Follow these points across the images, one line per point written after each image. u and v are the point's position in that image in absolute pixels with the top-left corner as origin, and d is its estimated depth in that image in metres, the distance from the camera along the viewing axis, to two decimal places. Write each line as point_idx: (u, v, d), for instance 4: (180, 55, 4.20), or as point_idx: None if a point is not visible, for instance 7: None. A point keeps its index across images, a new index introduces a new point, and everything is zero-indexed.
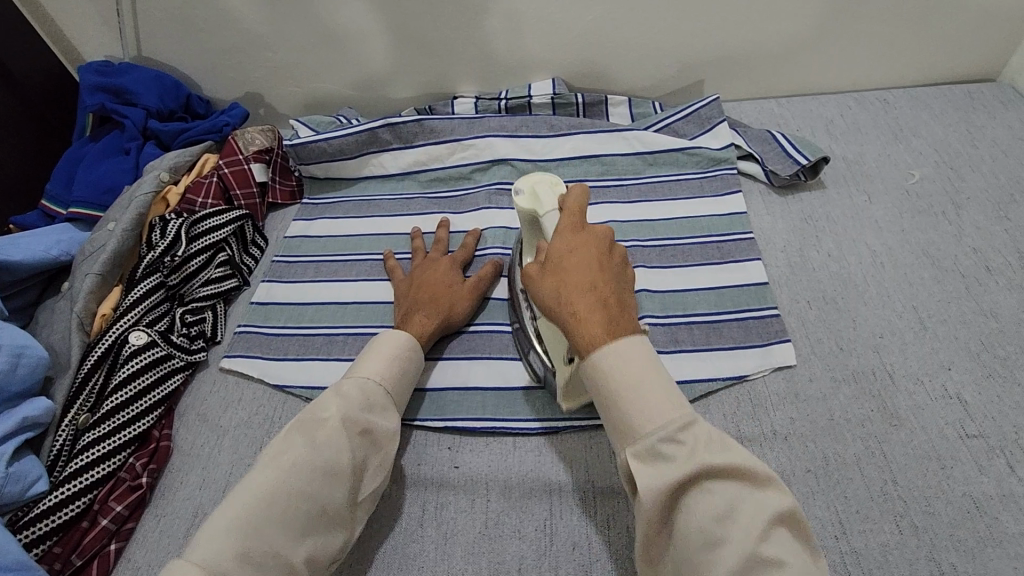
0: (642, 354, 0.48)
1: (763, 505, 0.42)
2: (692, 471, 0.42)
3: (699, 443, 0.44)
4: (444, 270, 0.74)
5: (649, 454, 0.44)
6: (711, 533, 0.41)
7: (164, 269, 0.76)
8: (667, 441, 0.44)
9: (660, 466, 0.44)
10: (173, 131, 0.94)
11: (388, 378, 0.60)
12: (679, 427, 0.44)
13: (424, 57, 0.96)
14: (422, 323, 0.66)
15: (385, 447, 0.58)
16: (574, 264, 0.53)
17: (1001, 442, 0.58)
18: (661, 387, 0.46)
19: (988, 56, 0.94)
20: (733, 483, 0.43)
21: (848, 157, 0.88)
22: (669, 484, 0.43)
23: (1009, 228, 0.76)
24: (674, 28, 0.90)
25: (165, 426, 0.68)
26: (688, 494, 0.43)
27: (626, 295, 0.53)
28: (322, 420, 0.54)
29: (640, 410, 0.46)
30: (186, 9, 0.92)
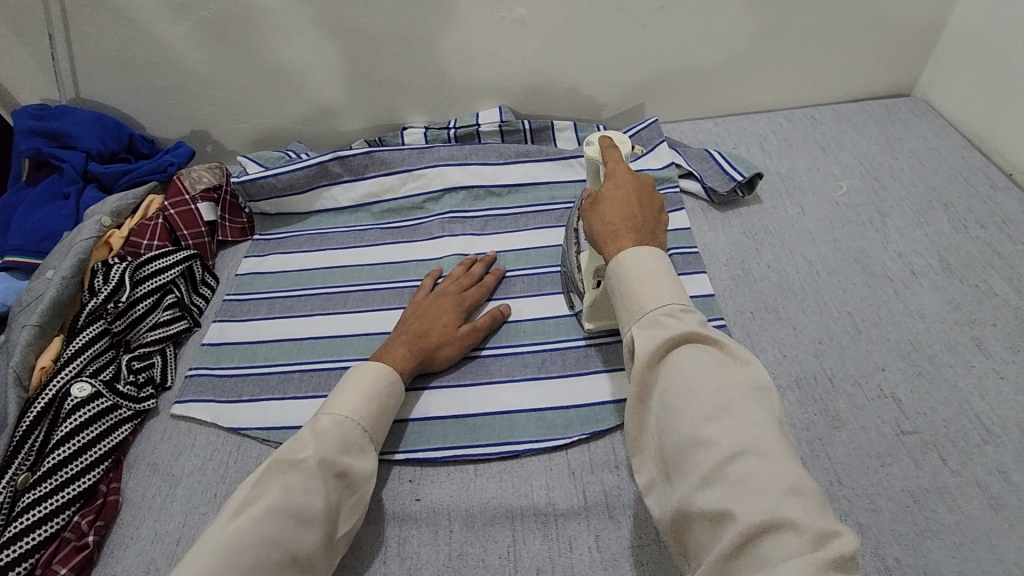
0: (654, 267, 0.49)
1: (741, 377, 0.45)
2: (680, 334, 0.46)
3: (693, 321, 0.47)
4: (446, 305, 0.73)
5: (650, 324, 0.48)
6: (688, 386, 0.44)
7: (109, 315, 0.74)
8: (669, 316, 0.47)
9: (658, 333, 0.47)
10: (115, 173, 0.92)
11: (364, 419, 0.59)
12: (681, 309, 0.48)
13: (371, 91, 0.97)
14: (401, 358, 0.66)
15: (361, 487, 0.57)
16: (613, 193, 0.56)
17: (933, 436, 0.62)
18: (674, 286, 0.49)
19: (900, 72, 1.01)
20: (714, 351, 0.46)
21: (781, 173, 0.93)
22: (660, 343, 0.46)
23: (929, 232, 0.82)
24: (612, 56, 0.94)
25: (114, 479, 0.66)
26: (675, 354, 0.46)
27: (659, 223, 0.54)
28: (298, 461, 0.54)
29: (642, 292, 0.49)
30: (124, 50, 0.91)
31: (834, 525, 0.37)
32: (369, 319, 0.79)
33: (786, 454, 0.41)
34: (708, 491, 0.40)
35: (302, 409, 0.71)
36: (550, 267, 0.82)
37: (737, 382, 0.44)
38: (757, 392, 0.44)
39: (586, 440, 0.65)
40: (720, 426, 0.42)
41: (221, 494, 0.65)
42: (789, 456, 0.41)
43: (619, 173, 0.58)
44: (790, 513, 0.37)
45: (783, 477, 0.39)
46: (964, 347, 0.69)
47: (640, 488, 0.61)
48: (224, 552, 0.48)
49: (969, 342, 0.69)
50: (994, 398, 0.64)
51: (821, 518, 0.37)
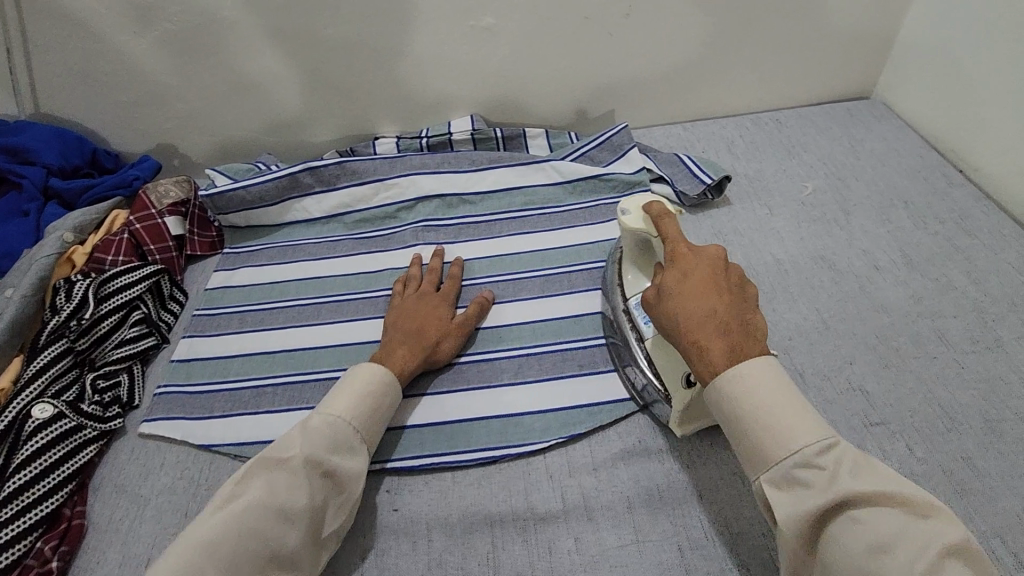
0: (771, 387, 0.49)
1: (930, 537, 0.41)
2: (829, 500, 0.44)
3: (845, 472, 0.44)
4: (435, 305, 0.73)
5: (787, 480, 0.46)
6: (865, 566, 0.42)
7: (71, 334, 0.71)
8: (806, 467, 0.45)
9: (804, 492, 0.45)
10: (77, 188, 0.90)
11: (357, 419, 0.58)
12: (818, 451, 0.45)
13: (342, 101, 0.97)
14: (403, 360, 0.66)
15: (350, 487, 0.56)
16: (690, 290, 0.55)
17: (899, 426, 0.63)
18: (795, 411, 0.48)
19: (859, 76, 1.05)
20: (881, 508, 0.43)
21: (749, 175, 0.95)
22: (808, 509, 0.45)
23: (891, 229, 0.84)
24: (581, 63, 0.95)
25: (79, 502, 0.64)
26: (834, 520, 0.44)
27: (743, 307, 0.55)
28: (285, 460, 0.53)
29: (771, 436, 0.47)
30: (85, 62, 0.89)
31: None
32: (344, 330, 0.78)
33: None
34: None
35: (276, 423, 0.70)
36: (525, 273, 0.82)
37: (923, 544, 0.41)
38: (947, 559, 0.41)
39: (564, 443, 0.66)
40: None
41: (192, 513, 0.63)
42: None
43: (684, 266, 0.57)
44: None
45: None
46: (927, 338, 0.71)
47: (618, 490, 0.61)
48: (207, 542, 0.48)
49: (932, 333, 0.71)
50: (957, 387, 0.66)
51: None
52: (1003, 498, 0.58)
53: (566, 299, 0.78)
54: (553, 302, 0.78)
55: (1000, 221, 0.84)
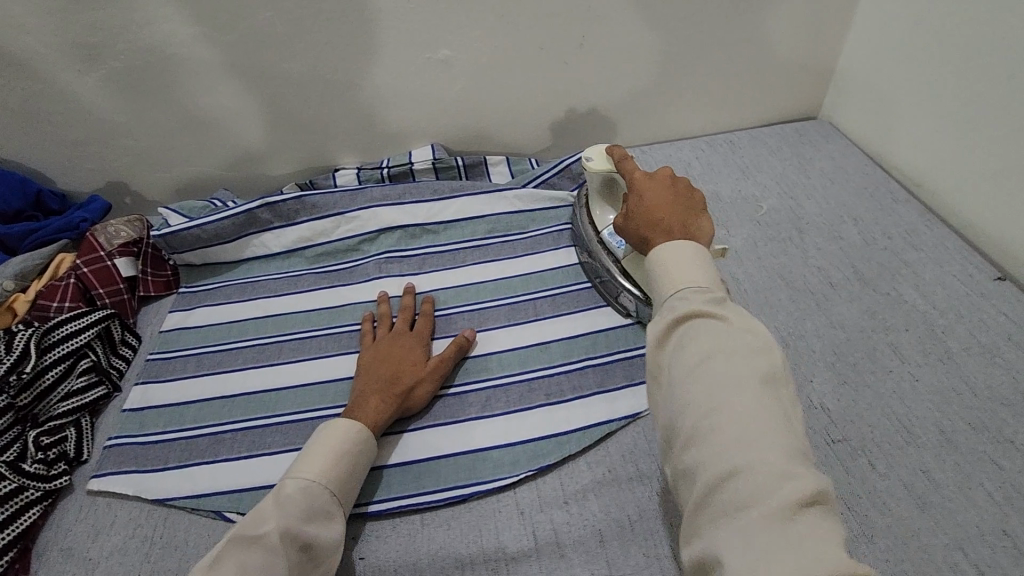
0: (688, 253, 0.51)
1: (744, 346, 0.45)
2: (681, 312, 0.47)
3: (705, 298, 0.48)
4: (409, 348, 0.72)
5: (667, 308, 0.49)
6: (690, 367, 0.45)
7: (11, 389, 0.68)
8: (679, 298, 0.49)
9: (668, 313, 0.48)
10: (20, 232, 0.85)
11: (333, 482, 0.56)
12: (697, 292, 0.49)
13: (299, 134, 0.96)
14: (376, 410, 0.63)
15: (327, 558, 0.54)
16: (638, 194, 0.60)
17: (861, 443, 0.65)
18: (698, 269, 0.50)
19: (806, 98, 1.09)
20: (717, 321, 0.47)
21: (706, 196, 0.97)
22: (670, 324, 0.47)
23: (842, 245, 0.87)
24: (538, 92, 0.96)
25: (20, 570, 0.60)
26: (685, 329, 0.47)
27: (686, 204, 0.58)
28: (260, 536, 0.51)
29: (666, 281, 0.51)
30: (27, 104, 0.86)
31: (802, 469, 0.39)
32: (307, 369, 0.76)
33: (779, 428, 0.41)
34: (698, 446, 0.43)
35: (237, 470, 0.67)
36: (490, 302, 0.82)
37: (740, 351, 0.45)
38: (762, 375, 0.44)
39: (533, 476, 0.65)
40: (712, 392, 0.43)
41: (145, 574, 0.60)
42: (778, 421, 0.42)
43: (635, 180, 0.63)
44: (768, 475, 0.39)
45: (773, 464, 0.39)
46: (882, 353, 0.73)
47: (589, 522, 0.61)
48: None
49: (886, 347, 0.73)
50: (913, 401, 0.68)
51: (789, 464, 0.40)
52: (961, 511, 0.59)
53: (535, 325, 0.78)
54: (518, 331, 0.78)
55: (943, 235, 0.87)
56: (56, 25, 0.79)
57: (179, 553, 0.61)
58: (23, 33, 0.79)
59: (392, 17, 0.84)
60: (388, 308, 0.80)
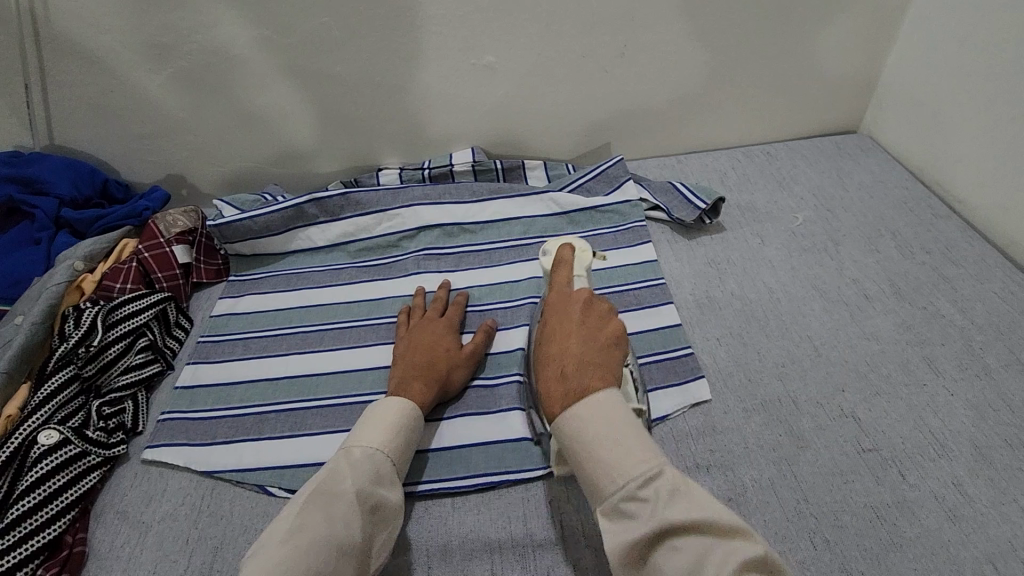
0: (603, 409, 0.52)
1: (730, 554, 0.43)
2: (651, 529, 0.45)
3: (665, 497, 0.47)
4: (440, 334, 0.74)
5: (615, 511, 0.48)
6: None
7: (79, 360, 0.73)
8: (631, 500, 0.47)
9: (628, 523, 0.47)
10: (89, 218, 0.92)
11: (394, 451, 0.60)
12: (642, 484, 0.47)
13: (346, 134, 1.00)
14: (422, 394, 0.66)
15: (391, 522, 0.57)
16: (555, 337, 0.59)
17: (892, 453, 0.64)
18: (622, 432, 0.50)
19: (846, 113, 1.09)
20: (699, 535, 0.45)
21: (742, 205, 0.97)
22: (635, 538, 0.46)
23: (879, 259, 0.86)
24: (578, 99, 0.99)
25: (80, 529, 0.64)
26: (659, 543, 0.46)
27: (602, 343, 0.58)
28: (338, 493, 0.54)
29: (598, 468, 0.50)
30: (101, 98, 0.93)
31: None
32: (348, 356, 0.79)
33: None
34: None
35: (280, 448, 0.71)
36: (523, 300, 0.84)
37: (729, 562, 0.43)
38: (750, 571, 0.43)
39: None
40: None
41: (193, 540, 0.63)
42: None
43: (549, 323, 0.61)
44: None
45: None
46: (916, 366, 0.72)
47: None
48: None
49: (921, 360, 0.73)
50: (947, 414, 0.67)
51: None
52: (994, 525, 0.58)
53: None
54: None
55: (983, 252, 0.86)
56: (132, 26, 0.85)
57: (224, 523, 0.65)
58: (103, 34, 0.86)
59: (441, 24, 0.88)
60: (424, 303, 0.83)
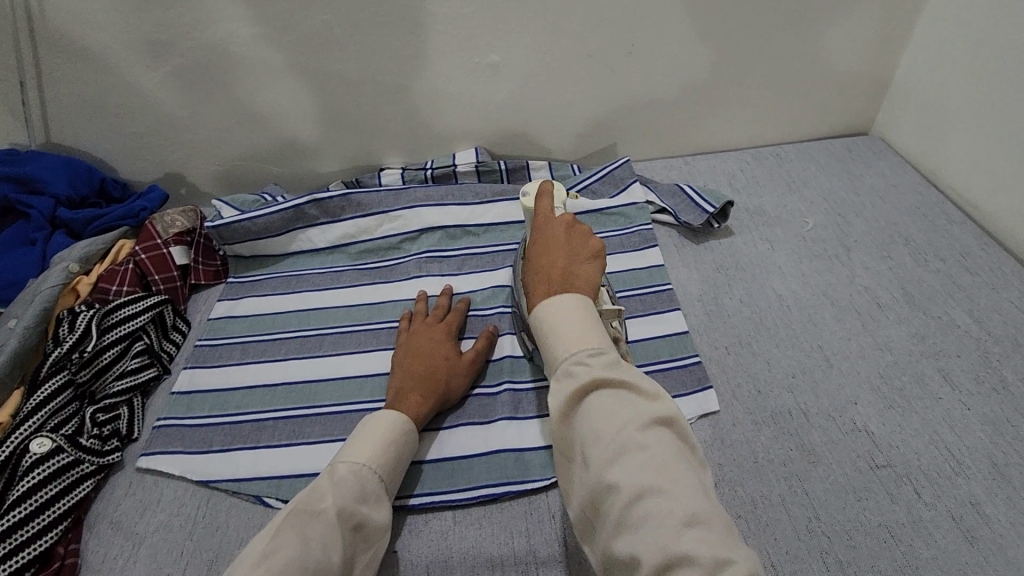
0: (572, 303, 0.51)
1: (645, 411, 0.46)
2: (582, 385, 0.47)
3: (604, 365, 0.48)
4: (440, 342, 0.73)
5: (564, 374, 0.49)
6: (597, 429, 0.45)
7: (72, 366, 0.72)
8: (578, 364, 0.48)
9: (569, 382, 0.48)
10: (85, 219, 0.91)
11: (381, 467, 0.58)
12: (591, 355, 0.49)
13: (348, 134, 0.98)
14: (419, 407, 0.65)
15: (374, 542, 0.55)
16: (538, 244, 0.58)
17: (906, 470, 0.63)
18: (582, 327, 0.50)
19: (858, 114, 1.06)
20: (623, 392, 0.47)
21: (751, 209, 0.95)
22: (571, 393, 0.47)
23: (892, 266, 0.84)
24: (584, 99, 0.97)
25: (73, 540, 0.63)
26: (587, 399, 0.47)
27: (581, 253, 0.55)
28: (319, 512, 0.52)
29: (559, 344, 0.50)
30: (97, 96, 0.91)
31: (713, 521, 0.41)
32: (347, 362, 0.78)
33: (694, 489, 0.43)
34: (623, 536, 0.42)
35: (277, 456, 0.69)
36: None
37: (641, 418, 0.45)
38: (658, 425, 0.46)
39: None
40: (623, 469, 0.43)
41: (188, 552, 0.62)
42: (697, 493, 0.42)
43: (540, 231, 0.59)
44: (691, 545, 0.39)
45: (681, 508, 0.41)
46: (931, 378, 0.70)
47: None
48: None
49: (936, 373, 0.71)
50: (963, 430, 0.65)
51: (719, 545, 0.40)
52: (1013, 547, 0.57)
53: None
54: None
55: (999, 259, 0.84)
56: (128, 22, 0.83)
57: (220, 534, 0.63)
58: (99, 30, 0.84)
59: (444, 22, 0.85)
60: (426, 307, 0.81)
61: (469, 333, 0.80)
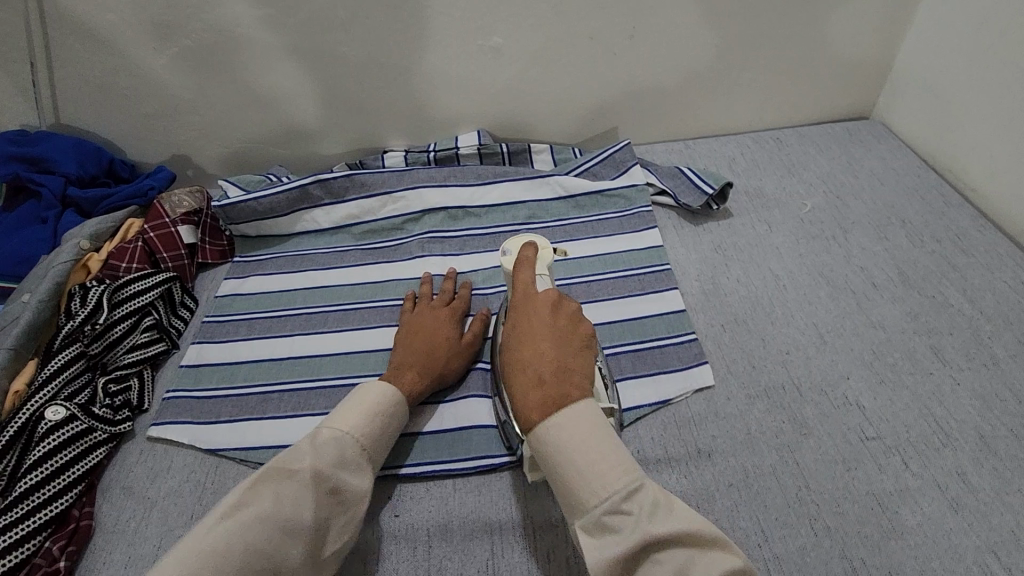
0: (584, 424, 0.50)
1: (713, 564, 0.44)
2: (635, 544, 0.44)
3: (648, 512, 0.46)
4: (440, 322, 0.74)
5: (600, 526, 0.46)
6: None
7: (85, 338, 0.74)
8: (614, 514, 0.46)
9: (612, 535, 0.46)
10: (95, 197, 0.92)
11: (364, 436, 0.58)
12: (625, 497, 0.46)
13: (352, 116, 1.00)
14: (414, 383, 0.66)
15: (352, 507, 0.56)
16: (526, 341, 0.56)
17: (895, 441, 0.64)
18: (605, 453, 0.48)
19: (859, 98, 1.07)
20: (680, 547, 0.45)
21: (750, 191, 0.96)
22: (618, 553, 0.45)
23: (888, 247, 0.85)
24: (585, 82, 0.98)
25: (87, 504, 0.65)
26: (639, 557, 0.45)
27: (573, 350, 0.55)
28: (294, 473, 0.54)
29: (585, 481, 0.48)
30: (106, 77, 0.92)
31: None
32: (351, 338, 0.80)
33: None
34: None
35: (283, 427, 0.71)
36: None
37: (711, 575, 0.43)
38: None
39: None
40: None
41: (198, 516, 0.64)
42: None
43: (520, 325, 0.58)
44: None
45: None
46: (923, 355, 0.72)
47: None
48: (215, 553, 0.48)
49: (927, 350, 0.72)
50: (952, 404, 0.67)
51: None
52: (997, 515, 0.58)
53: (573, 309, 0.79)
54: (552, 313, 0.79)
55: (995, 241, 0.85)
56: (135, 4, 0.84)
57: None
58: (107, 12, 0.85)
59: (446, 4, 0.86)
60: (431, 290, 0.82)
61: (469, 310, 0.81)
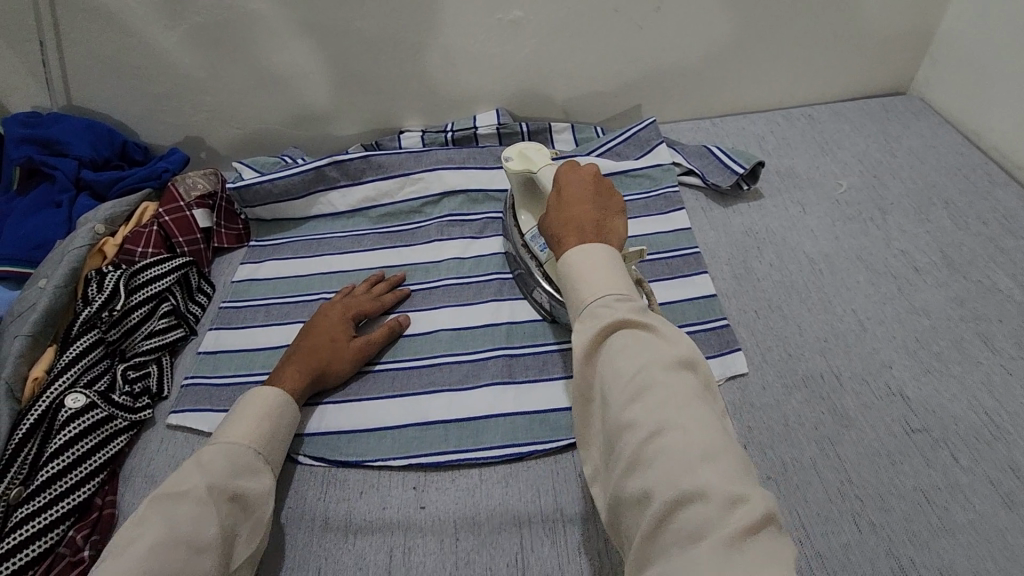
0: (608, 257, 0.49)
1: (669, 351, 0.44)
2: (609, 323, 0.45)
3: (630, 310, 0.46)
4: (338, 312, 0.73)
5: (588, 315, 0.47)
6: (618, 369, 0.44)
7: (102, 325, 0.73)
8: (603, 306, 0.46)
9: (593, 323, 0.46)
10: (108, 180, 0.91)
11: (258, 441, 0.58)
12: (620, 299, 0.46)
13: (368, 95, 0.96)
14: (297, 376, 0.65)
15: (257, 510, 0.55)
16: (568, 196, 0.56)
17: (943, 434, 0.61)
18: (614, 273, 0.48)
19: (896, 73, 1.01)
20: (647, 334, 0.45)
21: (782, 171, 0.92)
22: (595, 333, 0.45)
23: (930, 229, 0.81)
24: (609, 58, 0.93)
25: (110, 492, 0.64)
26: (609, 340, 0.45)
27: (612, 214, 0.55)
28: (184, 491, 0.51)
29: (585, 284, 0.48)
30: (116, 57, 0.90)
31: (741, 483, 0.38)
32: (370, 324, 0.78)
33: (709, 430, 0.41)
34: (635, 474, 0.41)
35: None
36: None
37: (666, 359, 0.44)
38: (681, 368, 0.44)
39: None
40: (641, 408, 0.42)
41: None
42: (717, 438, 0.41)
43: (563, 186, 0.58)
44: (704, 481, 0.38)
45: (697, 448, 0.40)
46: (970, 343, 0.68)
47: None
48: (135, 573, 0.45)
49: (975, 338, 0.69)
50: (1003, 395, 0.64)
51: (736, 482, 0.38)
52: None
53: None
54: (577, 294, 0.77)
55: None
56: None
57: None
58: None
59: None
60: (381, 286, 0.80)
61: (491, 295, 0.79)
